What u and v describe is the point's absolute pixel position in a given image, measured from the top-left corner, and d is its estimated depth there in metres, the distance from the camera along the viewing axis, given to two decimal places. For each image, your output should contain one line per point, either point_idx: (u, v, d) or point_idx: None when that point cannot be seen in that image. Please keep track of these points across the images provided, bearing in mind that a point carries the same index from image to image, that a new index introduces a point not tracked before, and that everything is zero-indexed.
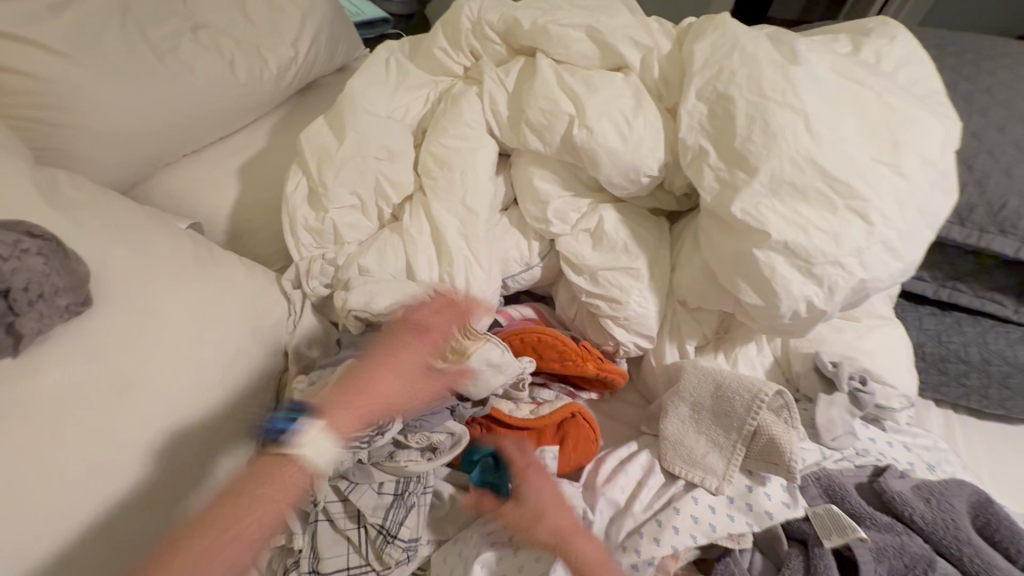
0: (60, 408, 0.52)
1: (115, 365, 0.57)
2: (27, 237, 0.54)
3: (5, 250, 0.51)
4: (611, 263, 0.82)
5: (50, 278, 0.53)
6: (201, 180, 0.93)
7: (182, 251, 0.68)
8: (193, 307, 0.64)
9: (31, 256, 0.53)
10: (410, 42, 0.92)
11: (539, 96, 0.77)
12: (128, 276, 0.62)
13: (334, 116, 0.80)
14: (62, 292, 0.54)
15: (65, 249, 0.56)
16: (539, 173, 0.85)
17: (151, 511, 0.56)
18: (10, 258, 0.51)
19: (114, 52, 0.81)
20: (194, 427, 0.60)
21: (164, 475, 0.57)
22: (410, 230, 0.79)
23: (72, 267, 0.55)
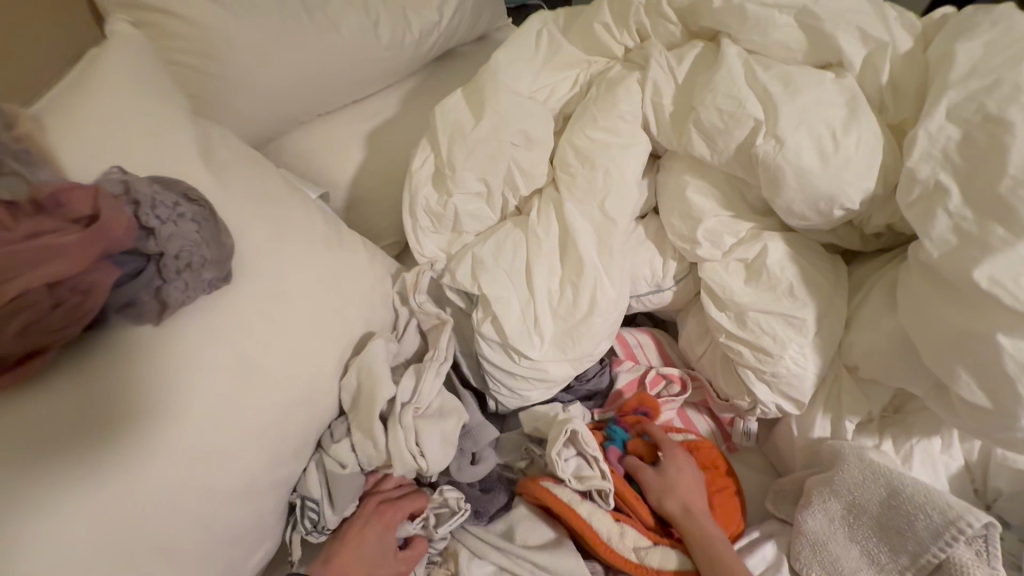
0: (151, 417, 0.47)
1: (238, 344, 0.53)
2: (184, 200, 0.52)
3: (163, 212, 0.49)
4: (767, 305, 0.67)
5: (201, 248, 0.50)
6: (329, 142, 0.90)
7: (307, 225, 0.64)
8: (310, 287, 0.60)
9: (185, 222, 0.50)
10: (567, 12, 0.81)
11: (720, 92, 0.63)
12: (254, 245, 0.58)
13: (474, 90, 0.71)
14: (208, 264, 0.51)
15: (217, 221, 0.53)
16: (694, 184, 0.71)
17: (240, 503, 0.52)
18: (167, 222, 0.49)
19: (268, 4, 0.79)
20: (296, 417, 0.57)
21: (262, 465, 0.54)
22: (536, 229, 0.70)
23: (221, 239, 0.53)
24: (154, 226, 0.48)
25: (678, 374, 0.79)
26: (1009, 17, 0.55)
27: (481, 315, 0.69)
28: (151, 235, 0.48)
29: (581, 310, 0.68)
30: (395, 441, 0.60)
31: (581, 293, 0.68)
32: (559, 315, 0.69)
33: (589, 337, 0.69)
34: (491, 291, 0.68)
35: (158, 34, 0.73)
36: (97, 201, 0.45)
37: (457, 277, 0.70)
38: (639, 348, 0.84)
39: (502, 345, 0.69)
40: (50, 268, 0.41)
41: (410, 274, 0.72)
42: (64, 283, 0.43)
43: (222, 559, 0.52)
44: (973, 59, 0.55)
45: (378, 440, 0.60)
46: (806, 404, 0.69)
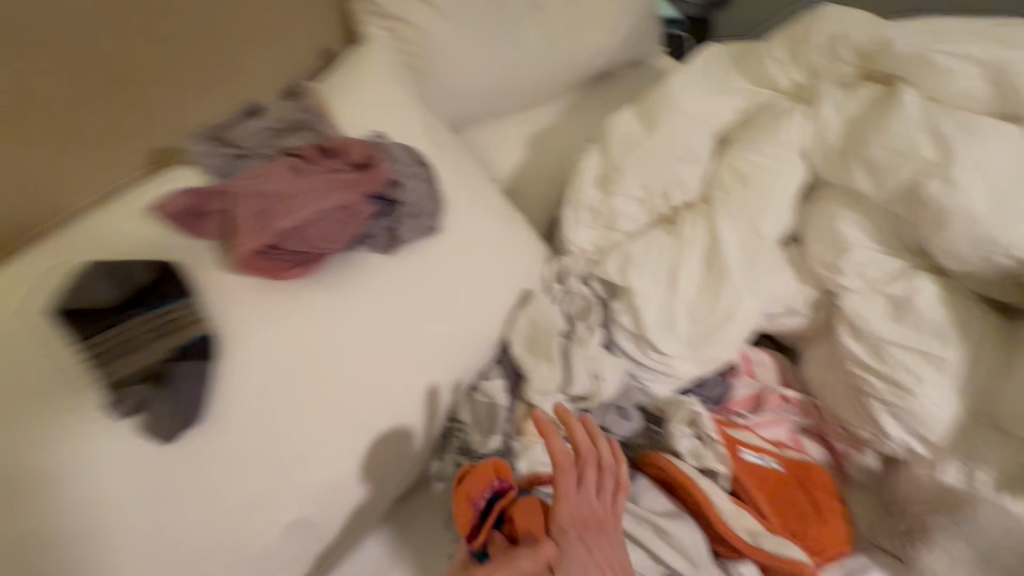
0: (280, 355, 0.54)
1: (433, 285, 0.65)
2: (417, 164, 0.66)
3: (405, 169, 0.64)
4: (909, 342, 0.69)
5: (427, 201, 0.64)
6: (497, 140, 1.04)
7: (489, 203, 0.76)
8: (490, 254, 0.72)
9: (418, 179, 0.65)
10: (737, 48, 0.88)
11: (893, 132, 0.66)
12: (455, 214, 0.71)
13: (647, 108, 0.80)
14: (428, 216, 0.64)
15: (437, 183, 0.67)
16: (846, 216, 0.74)
17: (412, 417, 0.63)
18: (408, 177, 0.63)
19: (476, 20, 0.93)
20: (463, 356, 0.68)
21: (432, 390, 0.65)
22: (685, 236, 0.77)
23: (436, 194, 0.66)
24: (399, 179, 0.63)
25: (798, 398, 0.81)
26: None
27: (620, 305, 0.77)
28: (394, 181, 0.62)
29: (718, 316, 0.74)
30: (575, 372, 0.71)
31: (720, 301, 0.74)
32: (695, 317, 0.75)
33: (720, 343, 0.75)
34: (636, 285, 0.76)
35: (391, 37, 0.90)
36: (369, 153, 0.61)
37: (605, 269, 0.79)
38: (760, 368, 0.86)
39: (635, 336, 0.76)
40: (338, 194, 0.57)
41: (569, 260, 0.83)
42: (345, 207, 0.58)
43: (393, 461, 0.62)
44: None
45: (556, 365, 0.71)
46: (936, 448, 0.69)
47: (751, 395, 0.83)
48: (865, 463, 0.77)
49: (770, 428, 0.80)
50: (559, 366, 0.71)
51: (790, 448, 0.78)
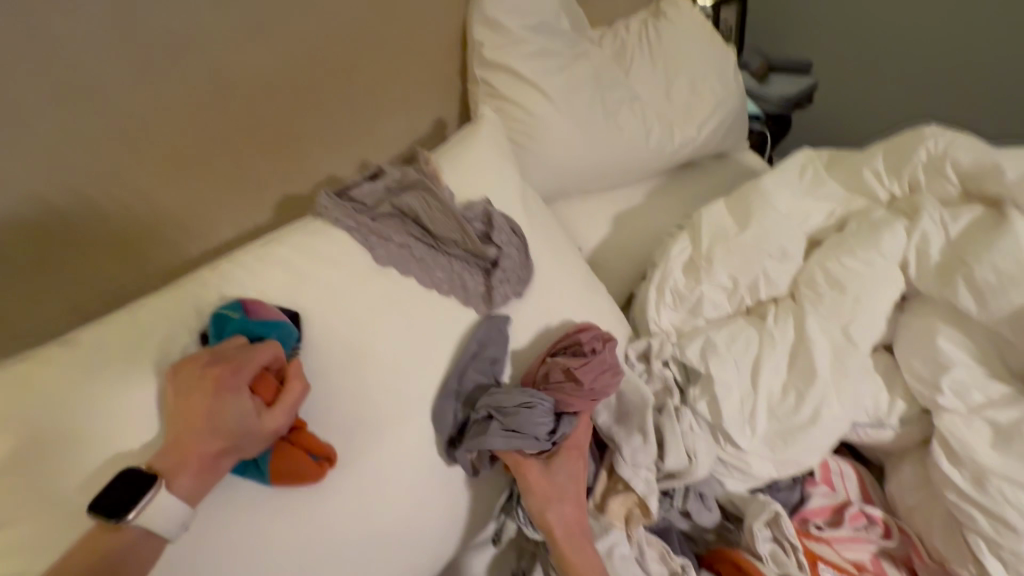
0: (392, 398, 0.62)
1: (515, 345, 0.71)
2: (511, 231, 0.73)
3: (502, 238, 0.71)
4: (1017, 477, 0.64)
5: (518, 266, 0.72)
6: (583, 215, 1.10)
7: (578, 275, 0.81)
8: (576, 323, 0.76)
9: (511, 245, 0.72)
10: (831, 154, 0.91)
11: (1003, 256, 0.66)
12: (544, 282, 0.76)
13: (741, 203, 0.83)
14: (518, 282, 0.72)
15: (527, 249, 0.74)
16: (947, 333, 0.73)
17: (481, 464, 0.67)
18: (504, 244, 0.71)
19: (580, 109, 1.02)
20: None
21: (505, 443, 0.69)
22: (771, 331, 0.78)
23: (530, 263, 0.74)
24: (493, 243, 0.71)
25: (884, 518, 0.75)
26: None
27: (700, 392, 0.77)
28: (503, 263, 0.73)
29: (803, 418, 0.73)
30: (671, 449, 0.71)
31: (806, 403, 0.73)
32: (775, 416, 0.75)
33: (805, 445, 0.72)
34: (717, 374, 0.76)
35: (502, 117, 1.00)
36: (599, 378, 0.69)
37: (686, 353, 0.79)
38: (840, 477, 0.81)
39: (715, 426, 0.75)
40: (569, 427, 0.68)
41: (652, 343, 0.83)
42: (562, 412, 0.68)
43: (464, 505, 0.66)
44: None
45: (650, 437, 0.70)
46: None
47: (829, 506, 0.78)
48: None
49: (852, 547, 0.74)
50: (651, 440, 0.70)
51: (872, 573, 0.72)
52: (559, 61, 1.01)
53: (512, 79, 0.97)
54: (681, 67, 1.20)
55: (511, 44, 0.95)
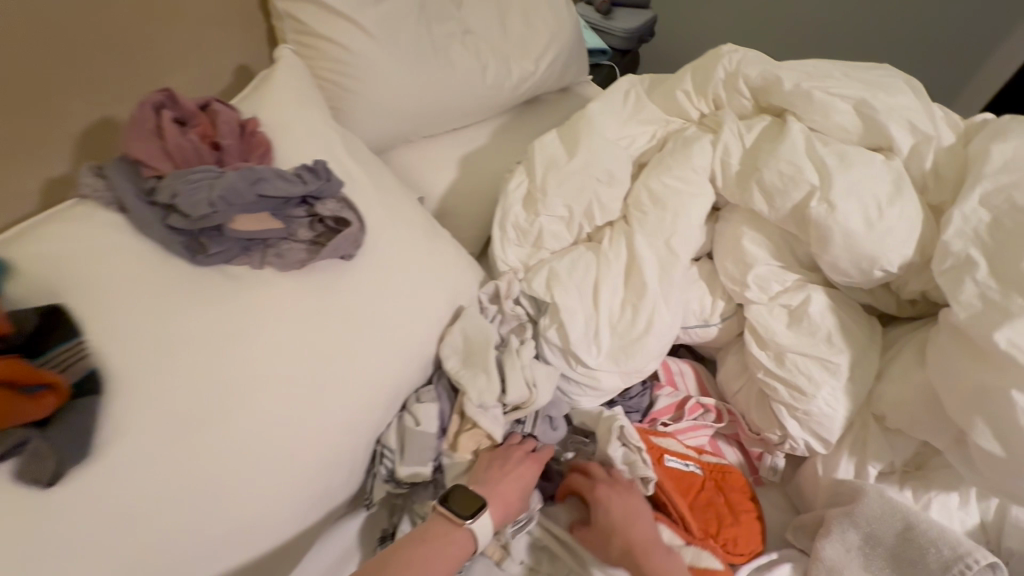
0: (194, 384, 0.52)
1: (346, 302, 0.64)
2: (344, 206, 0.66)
3: (330, 207, 0.64)
4: (805, 348, 0.75)
5: (353, 230, 0.64)
6: (428, 160, 1.05)
7: (420, 223, 0.78)
8: (418, 269, 0.73)
9: (343, 213, 0.65)
10: (651, 79, 0.95)
11: (783, 159, 0.74)
12: (377, 227, 0.72)
13: (569, 132, 0.85)
14: (352, 244, 0.64)
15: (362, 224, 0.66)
16: (750, 235, 0.81)
17: (326, 440, 0.60)
18: (332, 211, 0.64)
19: (405, 44, 0.95)
20: (388, 378, 0.67)
21: (357, 410, 0.63)
22: (607, 254, 0.82)
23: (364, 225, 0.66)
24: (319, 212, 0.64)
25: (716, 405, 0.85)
26: None
27: (549, 320, 0.80)
28: (335, 222, 0.64)
29: (640, 329, 0.78)
30: (510, 380, 0.71)
31: (640, 314, 0.78)
32: (616, 327, 0.80)
33: (643, 353, 0.79)
34: (562, 301, 0.79)
35: (316, 57, 0.90)
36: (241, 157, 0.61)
37: (533, 285, 0.82)
38: (680, 376, 0.91)
39: (566, 349, 0.79)
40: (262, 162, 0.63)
41: (501, 283, 0.83)
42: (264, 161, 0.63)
43: (312, 485, 0.60)
44: (1008, 157, 0.63)
45: (493, 375, 0.71)
46: (833, 444, 0.75)
47: (673, 404, 0.87)
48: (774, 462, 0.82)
49: (691, 433, 0.84)
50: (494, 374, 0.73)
51: (709, 453, 0.82)
52: None
53: (319, 11, 0.87)
54: None
55: None
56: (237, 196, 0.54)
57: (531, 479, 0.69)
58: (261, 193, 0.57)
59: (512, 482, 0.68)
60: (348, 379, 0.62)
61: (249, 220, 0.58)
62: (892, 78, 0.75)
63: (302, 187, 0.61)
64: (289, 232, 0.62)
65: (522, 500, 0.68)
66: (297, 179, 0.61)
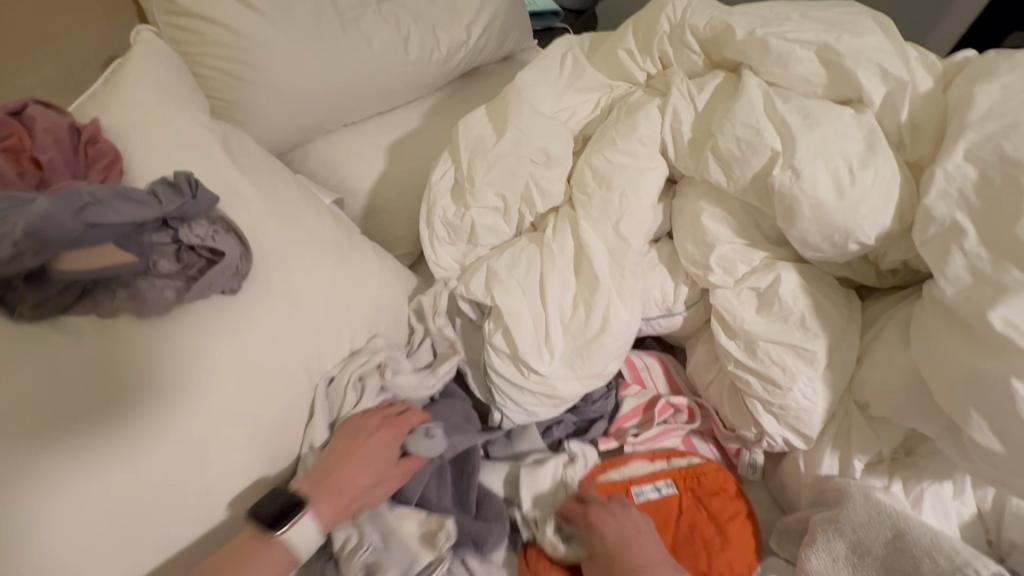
0: (156, 405, 0.49)
1: (215, 333, 0.54)
2: (217, 227, 0.55)
3: (200, 231, 0.53)
4: (777, 336, 0.67)
5: (232, 256, 0.54)
6: (353, 151, 0.93)
7: (329, 231, 0.67)
8: (324, 286, 0.63)
9: (219, 237, 0.54)
10: (592, 39, 0.83)
11: (738, 121, 0.64)
12: (272, 240, 0.61)
13: (497, 108, 0.74)
14: (229, 277, 0.54)
15: (245, 248, 0.56)
16: (710, 211, 0.72)
17: (202, 495, 0.51)
18: (204, 237, 0.53)
19: (304, 18, 0.82)
20: (283, 413, 0.57)
21: (242, 456, 0.54)
22: (550, 244, 0.71)
23: (246, 252, 0.56)
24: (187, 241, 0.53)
25: (686, 404, 0.77)
26: None
27: (492, 325, 0.69)
28: (207, 250, 0.54)
29: (593, 329, 0.68)
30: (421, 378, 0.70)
31: (592, 312, 0.68)
32: (567, 328, 0.70)
33: (600, 354, 0.68)
34: (503, 304, 0.69)
35: (198, 41, 0.77)
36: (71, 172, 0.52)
37: (471, 286, 0.71)
38: (646, 371, 0.82)
39: (512, 359, 0.69)
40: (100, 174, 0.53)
41: (433, 293, 0.74)
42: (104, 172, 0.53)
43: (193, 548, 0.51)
44: (996, 100, 0.53)
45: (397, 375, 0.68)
46: (815, 439, 0.67)
47: (641, 405, 0.79)
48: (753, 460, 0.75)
49: (660, 437, 0.75)
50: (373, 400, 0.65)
51: (679, 456, 0.73)
52: None
53: None
54: None
55: None
56: (53, 227, 0.45)
57: (383, 459, 0.60)
58: (93, 220, 0.47)
59: (355, 467, 0.58)
60: (228, 427, 0.52)
61: (91, 258, 0.48)
62: (860, 15, 0.65)
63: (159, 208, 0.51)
64: (149, 266, 0.52)
65: (374, 488, 0.59)
66: (151, 199, 0.52)
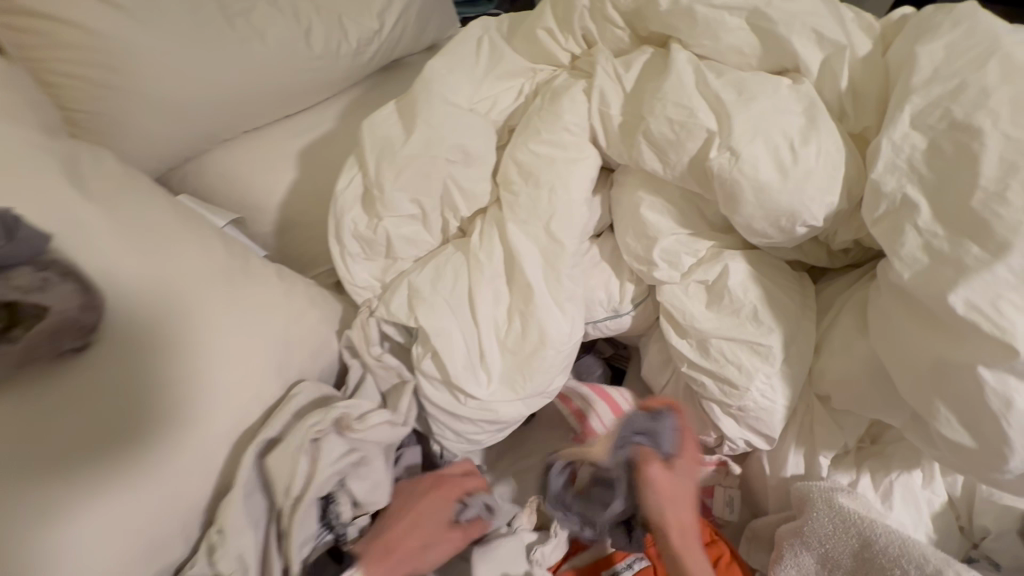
0: (115, 460, 0.46)
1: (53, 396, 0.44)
2: (48, 274, 0.45)
3: (24, 279, 0.43)
4: (730, 332, 0.61)
5: (70, 304, 0.45)
6: (258, 161, 0.83)
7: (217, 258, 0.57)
8: (205, 320, 0.53)
9: (51, 286, 0.44)
10: (512, 19, 0.75)
11: (669, 99, 0.57)
12: (130, 273, 0.51)
13: (406, 102, 0.65)
14: (65, 332, 0.44)
15: (87, 293, 0.46)
16: (648, 201, 0.65)
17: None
18: (29, 287, 0.43)
19: (178, 14, 0.72)
20: (158, 477, 0.48)
21: (104, 537, 0.44)
22: (477, 252, 0.64)
23: (90, 300, 0.47)
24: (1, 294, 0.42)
25: None
26: (974, 14, 0.50)
27: (420, 350, 0.62)
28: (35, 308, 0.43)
29: (531, 341, 0.61)
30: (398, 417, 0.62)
31: (528, 323, 0.61)
32: (504, 343, 0.62)
33: (544, 370, 0.61)
34: (428, 324, 0.61)
35: (50, 47, 0.67)
36: None
37: (393, 308, 0.63)
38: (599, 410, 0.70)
39: (445, 383, 0.62)
40: None
41: (357, 326, 0.65)
42: None
43: None
44: (938, 61, 0.49)
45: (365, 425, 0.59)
46: (778, 439, 0.62)
47: None
48: (729, 495, 0.68)
49: None
50: (333, 463, 0.56)
51: None
52: None
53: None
54: None
55: None
56: None
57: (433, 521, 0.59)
58: None
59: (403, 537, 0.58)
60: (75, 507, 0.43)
61: None
62: None
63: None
64: None
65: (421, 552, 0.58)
66: None
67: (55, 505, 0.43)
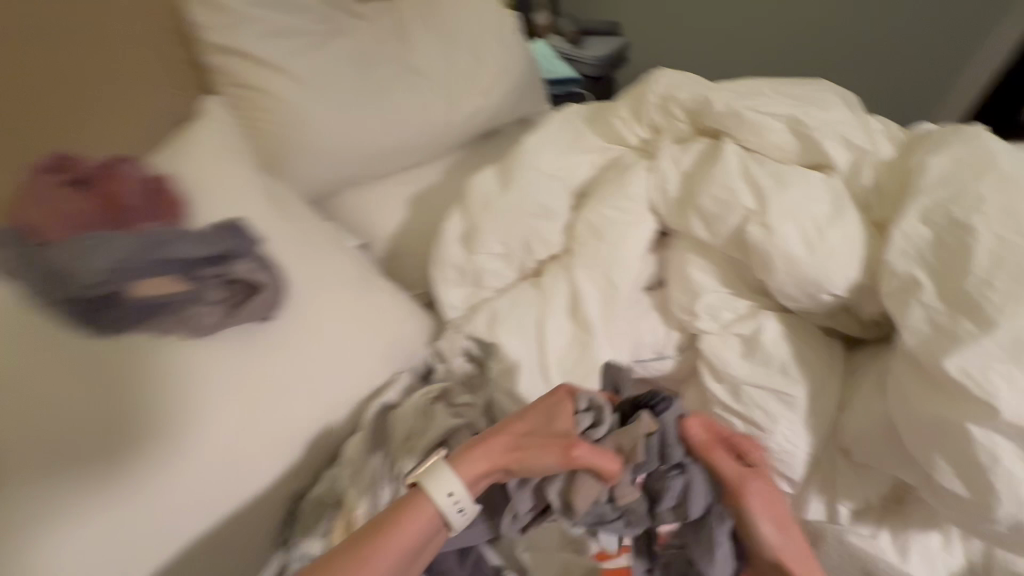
0: (291, 393, 0.64)
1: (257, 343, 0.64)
2: (256, 264, 0.64)
3: (242, 267, 0.63)
4: (759, 380, 0.70)
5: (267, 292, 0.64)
6: (377, 202, 1.03)
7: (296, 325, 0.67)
8: (345, 304, 0.72)
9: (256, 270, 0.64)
10: (593, 108, 0.93)
11: (717, 182, 0.70)
12: (301, 265, 0.70)
13: (503, 167, 0.83)
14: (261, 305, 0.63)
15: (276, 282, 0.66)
16: (697, 262, 0.77)
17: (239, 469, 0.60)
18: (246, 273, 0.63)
19: (343, 91, 0.95)
20: (309, 411, 0.66)
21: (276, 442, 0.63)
22: (548, 289, 0.78)
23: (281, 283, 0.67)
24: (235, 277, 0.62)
25: None
26: (979, 137, 0.61)
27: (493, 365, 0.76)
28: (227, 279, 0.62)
29: (586, 367, 0.74)
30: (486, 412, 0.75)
31: (585, 351, 0.74)
32: (565, 366, 0.75)
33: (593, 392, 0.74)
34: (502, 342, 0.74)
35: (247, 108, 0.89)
36: (139, 194, 0.61)
37: (474, 327, 0.77)
38: None
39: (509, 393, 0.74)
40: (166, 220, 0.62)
41: (447, 335, 0.80)
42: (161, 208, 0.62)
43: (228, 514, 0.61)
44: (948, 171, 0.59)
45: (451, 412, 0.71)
46: (800, 483, 0.69)
47: None
48: None
49: None
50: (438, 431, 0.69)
51: None
52: (303, 38, 0.92)
53: (245, 62, 0.87)
54: (459, 35, 1.15)
55: (238, 26, 0.85)
56: (133, 266, 0.55)
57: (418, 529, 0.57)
58: (165, 257, 0.58)
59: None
60: (261, 422, 0.62)
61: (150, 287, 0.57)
62: (826, 93, 0.73)
63: (173, 251, 0.59)
64: (198, 295, 0.60)
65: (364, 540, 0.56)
66: (205, 240, 0.61)
67: (254, 418, 0.61)
